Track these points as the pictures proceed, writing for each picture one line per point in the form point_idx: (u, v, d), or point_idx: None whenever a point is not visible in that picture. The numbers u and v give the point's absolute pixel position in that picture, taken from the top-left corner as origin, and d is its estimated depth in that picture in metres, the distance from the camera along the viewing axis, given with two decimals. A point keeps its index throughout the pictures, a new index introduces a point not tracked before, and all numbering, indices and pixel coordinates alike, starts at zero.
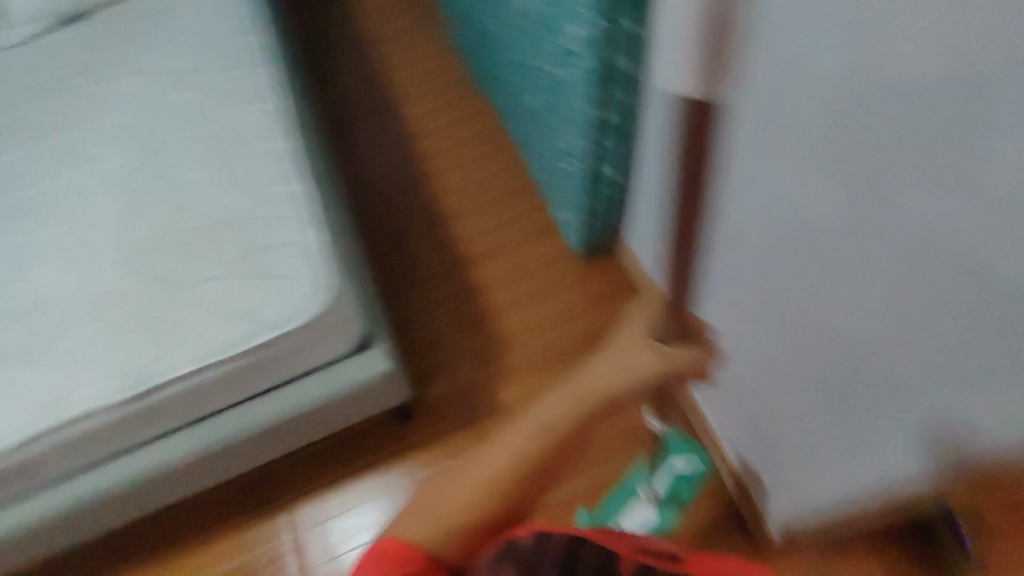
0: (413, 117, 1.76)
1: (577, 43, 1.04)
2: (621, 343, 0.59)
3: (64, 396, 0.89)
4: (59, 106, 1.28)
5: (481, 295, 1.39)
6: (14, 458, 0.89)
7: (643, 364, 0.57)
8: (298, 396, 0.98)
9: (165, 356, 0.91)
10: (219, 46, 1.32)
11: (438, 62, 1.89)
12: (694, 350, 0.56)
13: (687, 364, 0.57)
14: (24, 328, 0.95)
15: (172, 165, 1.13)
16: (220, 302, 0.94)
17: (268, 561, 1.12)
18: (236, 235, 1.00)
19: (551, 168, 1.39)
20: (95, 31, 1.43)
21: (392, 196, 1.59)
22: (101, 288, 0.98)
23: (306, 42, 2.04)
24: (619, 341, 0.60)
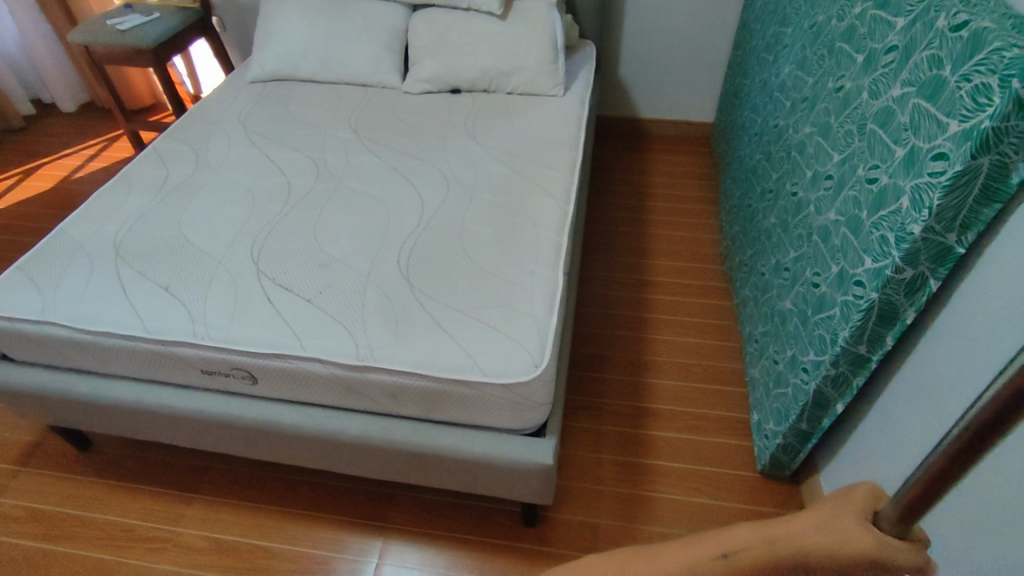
0: (658, 270, 1.87)
1: (866, 274, 1.05)
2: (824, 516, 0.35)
3: (310, 337, 1.07)
4: (416, 142, 1.63)
5: (646, 452, 1.36)
6: (252, 362, 1.08)
7: (852, 548, 0.34)
8: (462, 440, 1.05)
9: (392, 348, 1.04)
10: (546, 149, 1.59)
11: (701, 237, 2.01)
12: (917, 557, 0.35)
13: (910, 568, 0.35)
14: (311, 275, 1.18)
15: (470, 214, 1.35)
16: (453, 330, 1.06)
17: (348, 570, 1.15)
18: (491, 286, 1.14)
19: (774, 373, 1.35)
20: (465, 105, 1.83)
21: (607, 325, 1.68)
22: (376, 274, 1.18)
23: (597, 174, 2.33)
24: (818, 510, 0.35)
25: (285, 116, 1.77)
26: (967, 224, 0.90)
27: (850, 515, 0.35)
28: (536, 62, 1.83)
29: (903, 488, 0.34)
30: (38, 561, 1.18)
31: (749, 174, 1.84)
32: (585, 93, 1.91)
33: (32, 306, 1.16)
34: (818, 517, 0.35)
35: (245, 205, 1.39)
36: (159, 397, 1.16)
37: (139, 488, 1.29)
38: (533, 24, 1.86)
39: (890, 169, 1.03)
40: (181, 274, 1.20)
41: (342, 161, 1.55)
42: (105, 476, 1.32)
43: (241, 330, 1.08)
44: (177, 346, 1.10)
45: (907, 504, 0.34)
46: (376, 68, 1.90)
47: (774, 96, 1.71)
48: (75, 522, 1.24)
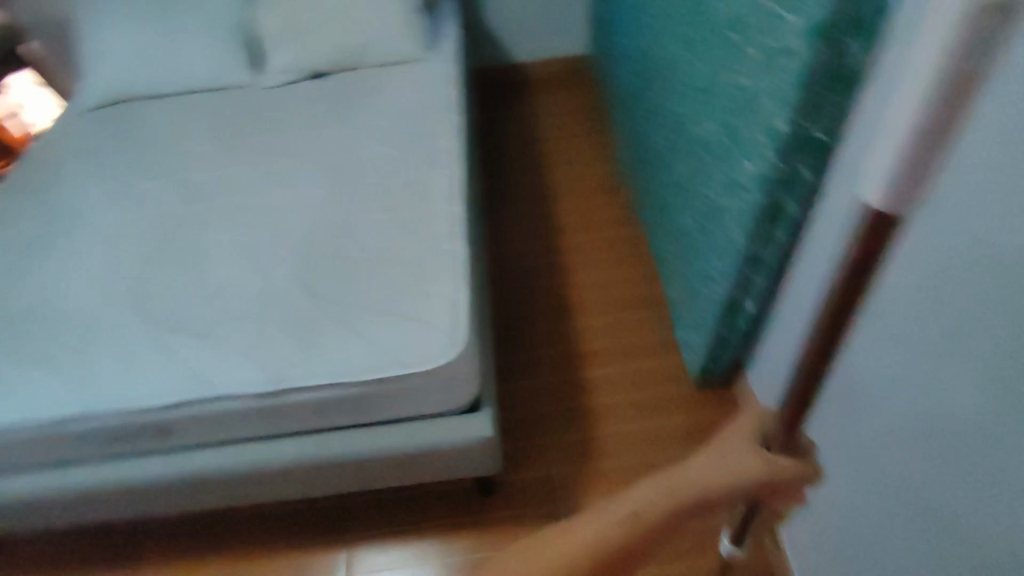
0: (563, 213, 1.87)
1: (749, 179, 1.08)
2: (720, 447, 0.41)
3: (217, 374, 1.01)
4: (284, 139, 1.53)
5: (586, 394, 1.39)
6: (159, 417, 1.01)
7: (745, 469, 0.40)
8: (401, 436, 1.03)
9: (305, 364, 1.00)
10: (423, 119, 1.54)
11: (599, 171, 2.02)
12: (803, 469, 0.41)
13: (796, 479, 0.41)
14: (203, 308, 1.11)
15: (358, 204, 1.29)
16: (364, 330, 1.02)
17: None
18: (393, 275, 1.11)
19: (688, 289, 1.40)
20: (329, 88, 1.72)
21: (527, 280, 1.67)
22: (273, 291, 1.12)
23: (486, 129, 2.29)
24: (718, 443, 0.42)
25: (136, 140, 1.62)
26: (823, 112, 0.93)
27: (739, 444, 0.41)
28: (394, 30, 1.75)
29: (777, 412, 0.40)
30: None
31: (629, 100, 1.85)
32: (451, 50, 1.84)
33: None
34: (711, 454, 0.41)
35: (113, 250, 1.27)
36: (70, 477, 1.08)
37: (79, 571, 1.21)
38: None
39: (750, 73, 1.05)
40: (57, 342, 1.09)
41: (209, 177, 1.44)
42: (38, 569, 1.22)
43: (139, 386, 1.01)
44: (71, 420, 1.01)
45: (783, 421, 0.40)
46: (224, 68, 1.75)
47: (636, 17, 1.70)
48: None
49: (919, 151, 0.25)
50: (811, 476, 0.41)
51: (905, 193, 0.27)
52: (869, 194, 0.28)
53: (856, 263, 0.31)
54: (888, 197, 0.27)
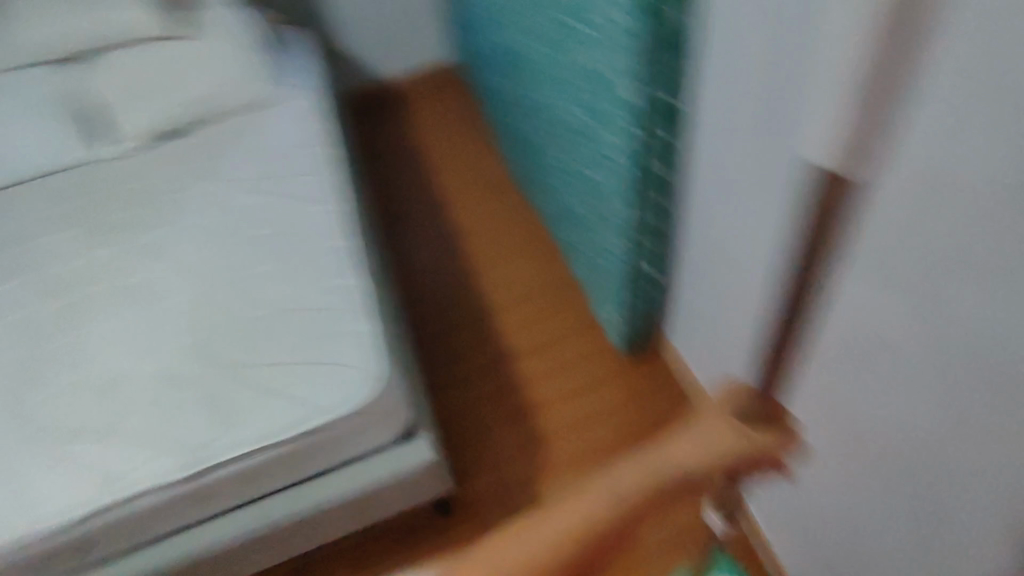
0: (462, 220, 1.88)
1: (619, 153, 1.13)
2: (679, 418, 0.42)
3: (129, 472, 0.94)
4: (151, 208, 1.43)
5: (522, 390, 1.42)
6: (75, 533, 0.93)
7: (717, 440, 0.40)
8: (344, 481, 1.01)
9: (224, 436, 0.95)
10: (293, 156, 1.49)
11: (486, 171, 2.05)
12: (783, 438, 0.41)
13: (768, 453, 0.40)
14: (95, 408, 1.02)
15: (244, 259, 1.24)
16: (278, 387, 0.99)
17: None
18: (298, 323, 1.07)
19: (593, 266, 1.45)
20: (188, 144, 1.63)
21: (440, 293, 1.67)
22: (169, 371, 1.05)
23: (364, 153, 2.25)
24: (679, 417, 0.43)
25: None
26: (669, 78, 1.00)
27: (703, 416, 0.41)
28: (244, 71, 1.68)
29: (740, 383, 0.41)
30: None
31: (499, 97, 1.88)
32: (311, 81, 1.80)
33: None
34: (672, 430, 0.41)
35: None
36: None
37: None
38: (219, 31, 1.69)
39: (597, 53, 1.10)
40: None
41: (74, 266, 1.33)
42: None
43: (42, 508, 0.92)
44: None
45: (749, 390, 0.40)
46: None
47: (486, 16, 1.74)
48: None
49: (865, 106, 0.27)
50: (776, 439, 0.41)
51: (858, 148, 0.28)
52: (820, 150, 0.29)
53: (806, 241, 0.36)
54: (845, 150, 0.29)
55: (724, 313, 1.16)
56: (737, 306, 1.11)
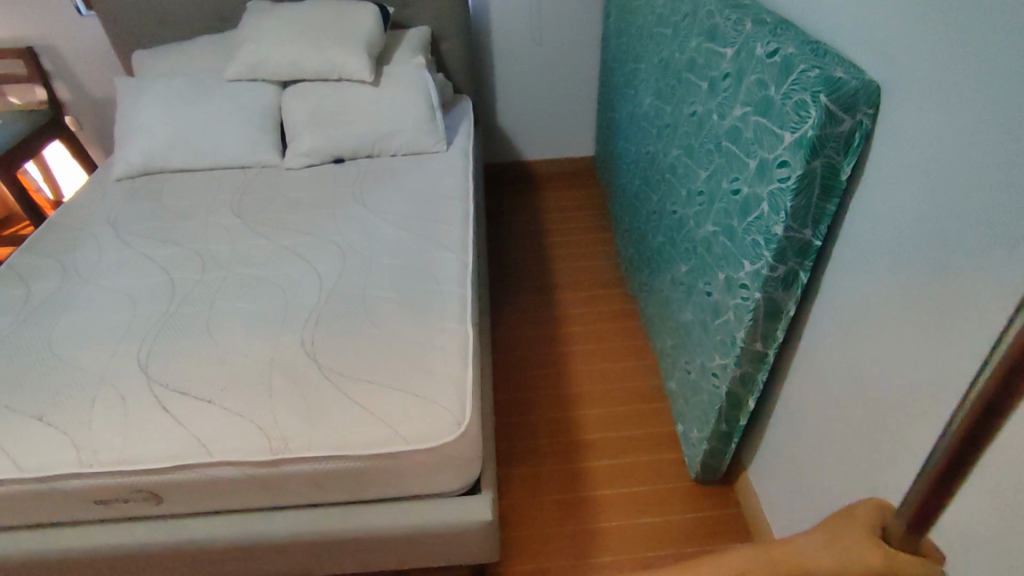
0: (565, 303, 1.92)
1: (748, 277, 1.13)
2: (843, 536, 0.54)
3: (217, 439, 1.00)
4: (304, 216, 1.60)
5: (583, 485, 1.38)
6: (153, 480, 0.99)
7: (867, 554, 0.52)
8: (400, 514, 1.02)
9: (305, 434, 0.99)
10: (436, 205, 1.62)
11: (601, 264, 2.10)
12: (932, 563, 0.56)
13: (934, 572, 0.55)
14: (209, 372, 1.11)
15: (371, 281, 1.33)
16: (368, 402, 1.03)
17: None
18: (400, 350, 1.13)
19: (688, 382, 1.41)
20: (352, 172, 1.82)
21: (527, 366, 1.69)
22: (279, 359, 1.13)
23: (493, 220, 2.39)
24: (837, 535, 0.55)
25: (161, 210, 1.69)
26: (817, 219, 1.01)
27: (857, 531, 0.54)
28: (415, 123, 1.87)
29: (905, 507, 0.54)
30: None
31: (632, 200, 1.95)
32: (467, 146, 1.97)
33: None
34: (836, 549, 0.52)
35: (125, 311, 1.30)
36: (51, 541, 1.05)
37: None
38: (405, 86, 1.90)
39: (748, 180, 1.13)
40: (56, 399, 1.08)
41: (227, 248, 1.49)
42: None
43: (135, 448, 1.00)
44: (64, 480, 0.99)
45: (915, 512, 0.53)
46: (252, 149, 1.87)
47: (641, 126, 1.84)
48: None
49: None
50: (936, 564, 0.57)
51: None
52: None
53: None
54: None
55: (821, 469, 1.09)
56: (837, 466, 1.04)
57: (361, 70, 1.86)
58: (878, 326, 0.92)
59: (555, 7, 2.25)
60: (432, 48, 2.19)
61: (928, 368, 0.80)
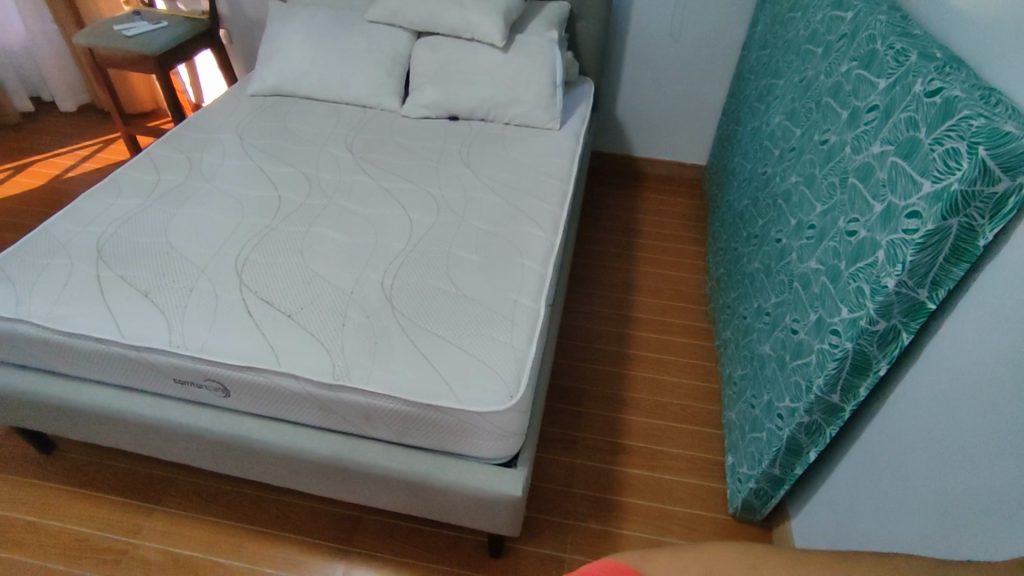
0: (640, 308, 1.87)
1: (842, 322, 1.02)
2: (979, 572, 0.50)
3: (286, 352, 1.06)
4: (411, 164, 1.64)
5: (617, 487, 1.37)
6: (228, 373, 1.08)
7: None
8: (435, 466, 1.05)
9: (367, 369, 1.04)
10: (533, 178, 1.61)
11: (688, 277, 2.03)
12: None
13: None
14: (295, 289, 1.19)
15: (457, 239, 1.35)
16: (430, 355, 1.06)
17: None
18: (466, 316, 1.13)
19: (750, 417, 1.34)
20: (463, 133, 1.83)
21: (588, 361, 1.68)
22: (359, 294, 1.18)
23: (587, 208, 2.36)
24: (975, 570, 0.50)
25: (282, 130, 1.79)
26: (938, 280, 0.89)
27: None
28: (534, 96, 1.85)
29: None
30: (19, 569, 1.21)
31: (736, 220, 1.84)
32: (580, 130, 1.92)
33: (6, 303, 1.17)
34: None
35: (233, 215, 1.40)
36: (131, 404, 1.17)
37: (114, 499, 1.34)
38: (533, 60, 1.88)
39: (868, 224, 1.01)
40: (163, 280, 1.21)
41: (333, 180, 1.56)
42: (90, 483, 1.37)
43: (219, 341, 1.09)
44: (150, 352, 1.10)
45: None
46: (375, 92, 1.93)
47: (764, 144, 1.72)
48: (46, 533, 1.27)
49: None
50: None
51: None
52: None
53: None
54: None
55: (866, 546, 1.00)
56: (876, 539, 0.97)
57: (493, 33, 1.86)
58: (968, 400, 0.83)
59: (701, 3, 2.16)
60: (566, 26, 2.17)
61: (1008, 460, 0.72)
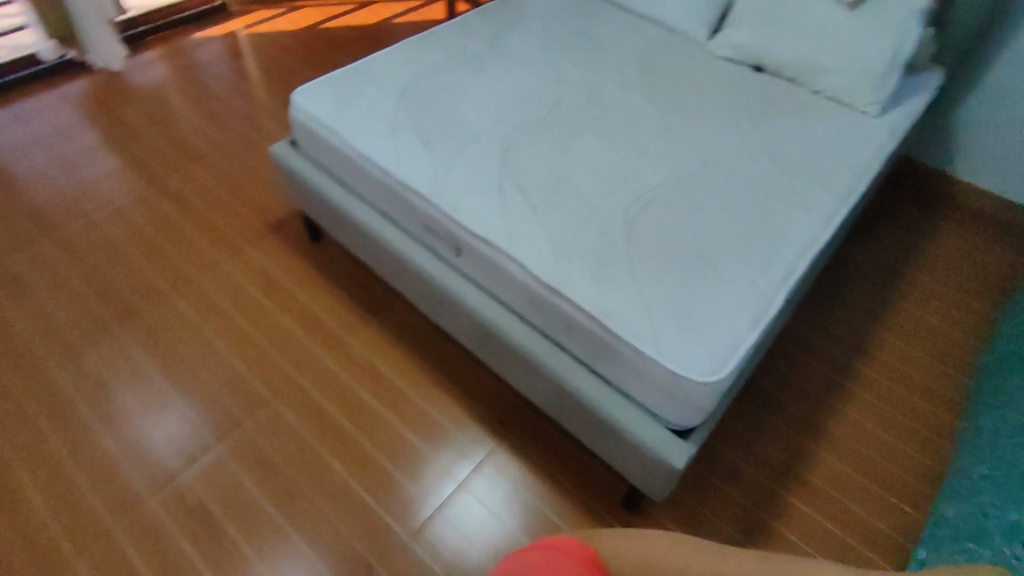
0: (883, 347, 1.61)
1: None
2: None
3: (519, 239, 1.11)
4: (693, 108, 1.53)
5: (772, 512, 1.26)
6: (465, 238, 1.17)
7: None
8: (608, 401, 1.05)
9: (584, 285, 1.04)
10: (826, 161, 1.40)
11: (961, 336, 1.67)
12: None
13: None
14: (546, 186, 1.22)
15: (717, 194, 1.25)
16: (647, 298, 1.02)
17: (462, 449, 1.33)
18: (697, 276, 1.07)
19: (972, 524, 1.11)
20: (763, 88, 1.64)
21: (794, 380, 1.51)
22: (600, 212, 1.17)
23: (868, 215, 2.03)
24: None
25: (585, 29, 1.78)
26: None
27: None
28: (863, 70, 1.56)
29: None
30: (274, 325, 1.55)
31: None
32: (904, 124, 1.60)
33: (327, 113, 1.38)
34: None
35: (515, 98, 1.45)
36: (382, 232, 1.33)
37: (345, 300, 1.59)
38: (886, 24, 1.54)
39: None
40: (441, 137, 1.32)
41: (617, 93, 1.51)
42: (332, 281, 1.64)
43: (468, 207, 1.17)
44: (413, 194, 1.24)
45: None
46: (688, 17, 1.80)
47: None
48: (297, 304, 1.59)
49: None
50: None
51: None
52: None
53: None
54: None
55: None
56: None
57: None
58: None
59: None
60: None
61: None
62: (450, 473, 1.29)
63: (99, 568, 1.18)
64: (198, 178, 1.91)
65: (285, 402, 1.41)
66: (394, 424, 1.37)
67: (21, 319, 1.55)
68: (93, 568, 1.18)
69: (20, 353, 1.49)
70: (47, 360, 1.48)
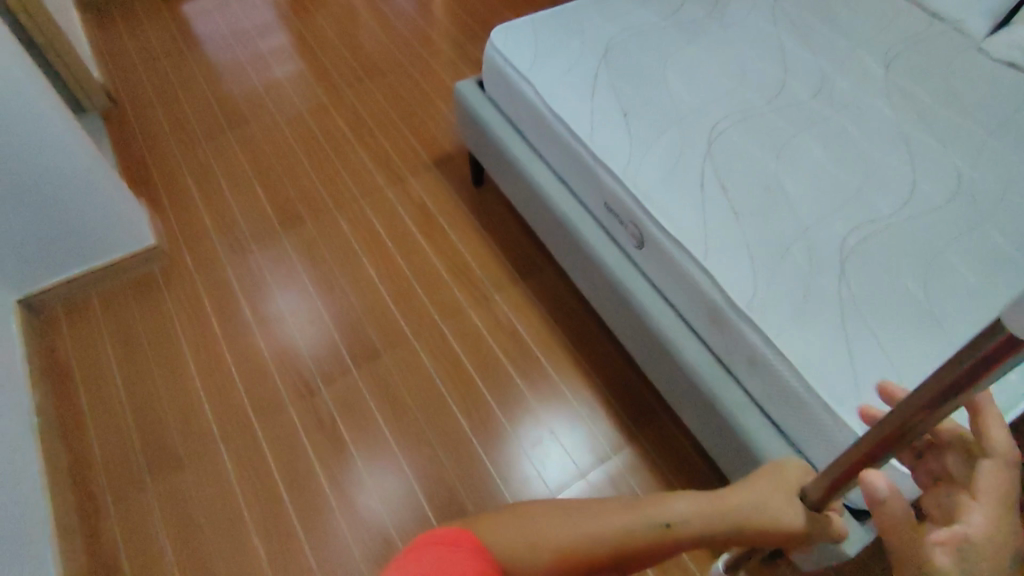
0: None
1: None
2: None
3: (715, 250, 1.01)
4: (954, 119, 1.23)
5: None
6: (654, 232, 1.07)
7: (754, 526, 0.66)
8: (776, 451, 0.94)
9: (781, 319, 0.94)
10: None
11: None
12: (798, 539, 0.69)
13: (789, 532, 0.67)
14: (753, 193, 1.08)
15: (967, 240, 1.02)
16: (855, 354, 0.89)
17: (593, 436, 1.30)
18: (926, 341, 0.89)
19: None
20: None
21: None
22: (813, 236, 1.02)
23: None
24: None
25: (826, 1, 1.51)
26: None
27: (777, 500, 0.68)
28: None
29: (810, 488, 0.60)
30: (424, 262, 1.56)
31: None
32: None
33: (524, 60, 1.30)
34: None
35: (732, 76, 1.28)
36: (557, 201, 1.26)
37: (496, 255, 1.57)
38: None
39: None
40: (644, 110, 1.20)
41: (850, 92, 1.27)
42: (486, 232, 1.61)
43: (663, 199, 1.07)
44: (602, 168, 1.14)
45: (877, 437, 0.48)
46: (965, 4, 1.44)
47: None
48: (448, 246, 1.59)
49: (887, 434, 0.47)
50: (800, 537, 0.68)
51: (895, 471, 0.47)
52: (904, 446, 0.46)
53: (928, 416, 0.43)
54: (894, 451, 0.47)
55: None
56: None
57: None
58: None
59: None
60: None
61: None
62: (538, 430, 1.31)
63: (239, 458, 1.28)
64: (372, 96, 1.92)
65: (423, 343, 1.43)
66: (526, 393, 1.36)
67: (203, 206, 1.66)
68: (235, 452, 1.29)
69: (199, 239, 1.60)
70: (221, 250, 1.58)
